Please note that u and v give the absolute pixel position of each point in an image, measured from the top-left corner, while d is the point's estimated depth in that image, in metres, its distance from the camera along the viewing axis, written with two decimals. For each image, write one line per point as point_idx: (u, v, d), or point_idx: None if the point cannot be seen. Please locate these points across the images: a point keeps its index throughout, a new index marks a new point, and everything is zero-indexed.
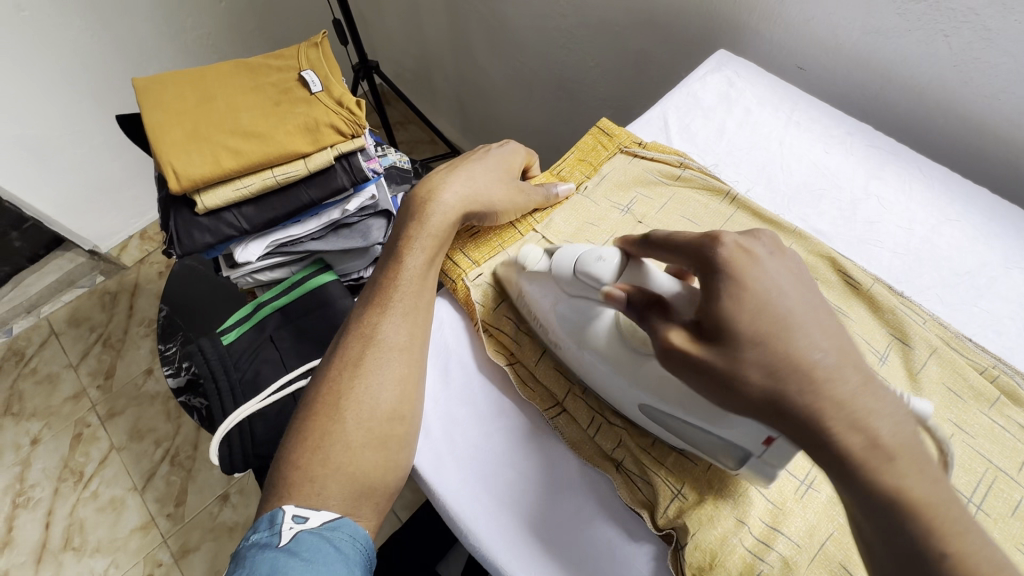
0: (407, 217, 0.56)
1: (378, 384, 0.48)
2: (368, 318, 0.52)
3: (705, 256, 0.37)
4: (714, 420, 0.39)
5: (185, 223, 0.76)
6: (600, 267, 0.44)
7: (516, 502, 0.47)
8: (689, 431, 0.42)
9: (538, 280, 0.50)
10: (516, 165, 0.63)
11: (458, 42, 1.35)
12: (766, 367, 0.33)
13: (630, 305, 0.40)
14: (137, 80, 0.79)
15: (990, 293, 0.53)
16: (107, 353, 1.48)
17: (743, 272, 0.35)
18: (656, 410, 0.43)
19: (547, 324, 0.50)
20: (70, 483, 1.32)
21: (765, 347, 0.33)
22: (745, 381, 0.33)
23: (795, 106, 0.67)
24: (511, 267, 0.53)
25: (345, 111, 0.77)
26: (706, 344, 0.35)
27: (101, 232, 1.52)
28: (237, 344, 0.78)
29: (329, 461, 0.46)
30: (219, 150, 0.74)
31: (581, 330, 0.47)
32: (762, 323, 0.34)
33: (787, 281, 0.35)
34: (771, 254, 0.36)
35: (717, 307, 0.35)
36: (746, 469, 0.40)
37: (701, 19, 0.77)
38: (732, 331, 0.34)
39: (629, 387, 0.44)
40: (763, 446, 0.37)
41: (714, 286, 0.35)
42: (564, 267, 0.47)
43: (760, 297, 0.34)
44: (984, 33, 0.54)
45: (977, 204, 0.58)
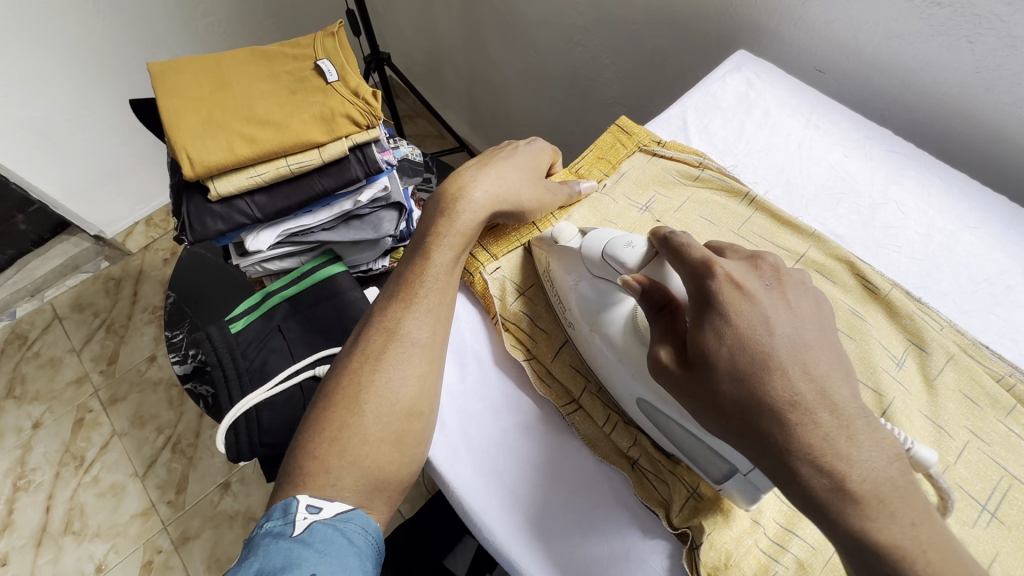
0: (434, 211, 0.56)
1: (398, 379, 0.48)
2: (391, 311, 0.52)
3: (698, 286, 0.37)
4: (696, 425, 0.40)
5: (198, 209, 0.76)
6: (623, 254, 0.44)
7: (531, 499, 0.47)
8: (676, 432, 0.43)
9: (564, 257, 0.50)
10: (543, 164, 0.63)
11: (471, 36, 1.34)
12: (740, 399, 0.34)
13: (642, 294, 0.40)
14: (154, 64, 0.78)
15: (1008, 302, 0.53)
16: (110, 339, 1.47)
17: (732, 310, 0.35)
18: (650, 408, 0.44)
19: (566, 303, 0.50)
20: (71, 468, 1.32)
21: (743, 381, 0.34)
22: (719, 409, 0.35)
23: (815, 108, 0.67)
24: (543, 244, 0.53)
25: (361, 101, 0.76)
26: (689, 368, 0.36)
27: (107, 217, 1.51)
28: (245, 333, 0.78)
29: (345, 452, 0.46)
30: (234, 137, 0.73)
31: (596, 312, 0.47)
32: (745, 358, 0.34)
33: (780, 318, 0.35)
34: (768, 290, 0.36)
35: (701, 338, 0.36)
36: (730, 486, 0.40)
37: (721, 19, 0.76)
38: (713, 364, 0.35)
39: (631, 380, 0.44)
40: (750, 465, 0.38)
41: (701, 318, 0.36)
42: (594, 249, 0.47)
43: (744, 333, 0.35)
44: (1008, 40, 0.54)
45: (996, 212, 0.58)
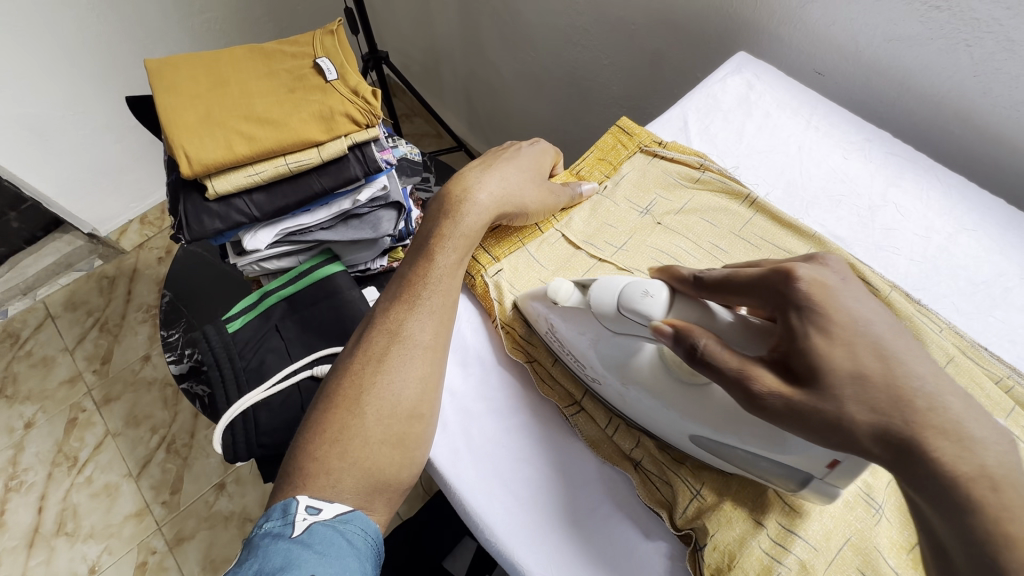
0: (438, 213, 0.56)
1: (401, 382, 0.48)
2: (394, 313, 0.52)
3: (784, 292, 0.36)
4: (775, 446, 0.38)
5: (195, 208, 0.75)
6: (647, 306, 0.41)
7: (533, 499, 0.47)
8: (741, 456, 0.41)
9: (573, 316, 0.47)
10: (545, 166, 0.63)
11: (470, 36, 1.34)
12: (867, 403, 0.32)
13: (679, 342, 0.38)
14: (150, 61, 0.78)
15: (1006, 304, 0.54)
16: (104, 338, 1.46)
17: (827, 308, 0.34)
18: (709, 441, 0.42)
19: (582, 358, 0.48)
20: (64, 468, 1.31)
21: (862, 383, 0.32)
22: (851, 423, 0.32)
23: (815, 110, 0.67)
24: (535, 299, 0.51)
25: (360, 100, 0.76)
26: (798, 385, 0.34)
27: (101, 215, 1.50)
28: (242, 333, 0.77)
29: (346, 453, 0.45)
30: (232, 135, 0.73)
31: (625, 367, 0.45)
32: (861, 358, 0.33)
33: (873, 310, 0.34)
34: (845, 281, 0.36)
35: (808, 346, 0.34)
36: (807, 490, 0.40)
37: (721, 21, 0.76)
38: (827, 370, 0.33)
39: (681, 420, 0.43)
40: (827, 469, 0.37)
41: (802, 323, 0.34)
42: (606, 302, 0.44)
43: (847, 329, 0.34)
44: (1007, 44, 0.54)
45: (994, 215, 0.58)
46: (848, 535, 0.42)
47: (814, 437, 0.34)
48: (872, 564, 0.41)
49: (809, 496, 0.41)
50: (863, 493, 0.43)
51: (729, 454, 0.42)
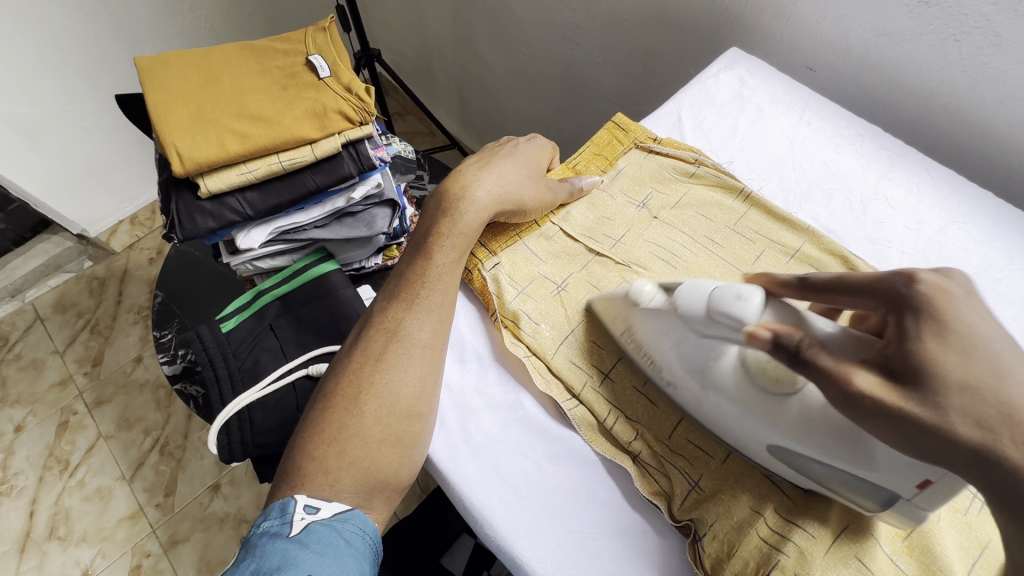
0: (435, 211, 0.56)
1: (401, 382, 0.48)
2: (392, 312, 0.51)
3: (902, 294, 0.35)
4: (862, 461, 0.37)
5: (188, 207, 0.74)
6: (740, 306, 0.40)
7: (532, 492, 0.47)
8: (822, 472, 0.39)
9: (654, 317, 0.47)
10: (542, 161, 0.63)
11: (463, 33, 1.33)
12: (972, 416, 0.31)
13: (778, 344, 0.37)
14: (140, 58, 0.77)
15: (995, 295, 0.55)
16: (94, 340, 1.44)
17: (943, 314, 0.33)
18: (789, 453, 0.40)
19: (661, 363, 0.47)
20: (55, 471, 1.29)
21: (972, 393, 0.31)
22: (952, 432, 0.31)
23: (807, 105, 0.67)
24: (615, 301, 0.50)
25: (354, 97, 0.76)
26: (903, 388, 0.33)
27: (90, 216, 1.48)
28: (236, 332, 0.78)
29: (344, 453, 0.45)
30: (225, 133, 0.72)
31: (707, 373, 0.43)
32: (976, 367, 0.32)
33: (990, 323, 0.34)
34: (970, 296, 0.34)
35: (920, 349, 0.33)
36: (888, 512, 0.39)
37: (712, 18, 0.77)
38: (933, 376, 0.32)
39: (759, 430, 0.41)
40: (916, 490, 0.36)
41: (914, 325, 0.34)
42: (694, 304, 0.43)
43: (962, 338, 0.33)
44: (994, 39, 0.55)
45: (983, 208, 0.59)
46: (844, 524, 0.42)
47: (907, 443, 0.33)
48: (867, 552, 0.41)
49: (890, 517, 0.40)
50: None
51: (811, 469, 0.40)
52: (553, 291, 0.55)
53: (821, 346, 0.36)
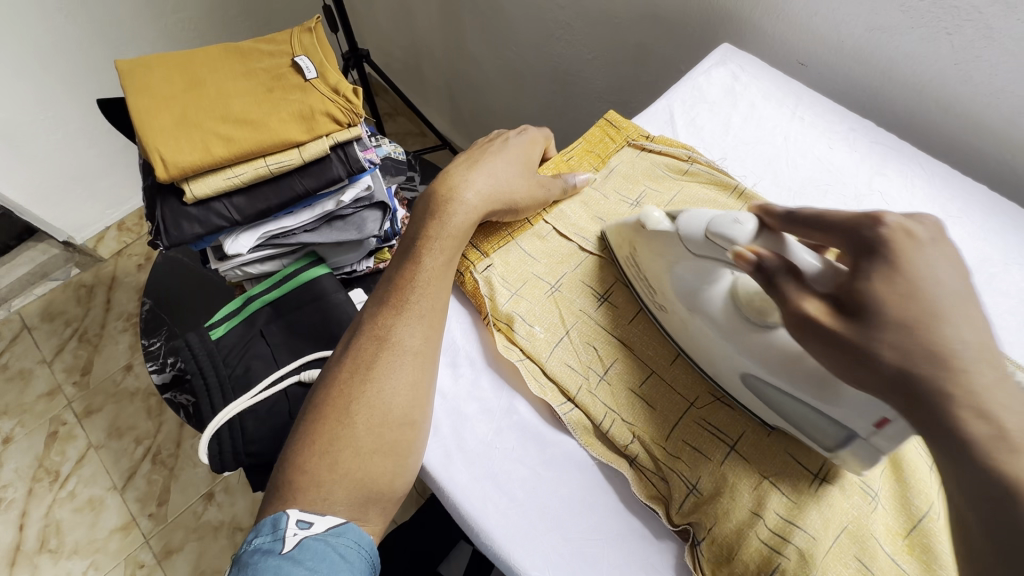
0: (426, 215, 0.55)
1: (394, 389, 0.47)
2: (383, 319, 0.50)
3: (865, 235, 0.36)
4: (823, 391, 0.39)
5: (173, 212, 0.73)
6: (737, 230, 0.42)
7: (529, 500, 0.46)
8: (791, 407, 0.42)
9: (655, 239, 0.49)
10: (534, 157, 0.62)
11: (452, 32, 1.32)
12: (901, 349, 0.33)
13: (758, 268, 0.39)
14: (122, 62, 0.75)
15: (990, 289, 0.55)
16: (83, 349, 1.42)
17: (905, 255, 0.34)
18: (760, 383, 0.44)
19: (656, 286, 0.50)
20: (45, 483, 1.27)
21: (907, 330, 0.33)
22: (877, 360, 0.33)
23: (800, 101, 0.67)
24: (624, 229, 0.52)
25: (342, 98, 0.74)
26: (847, 320, 0.35)
27: (76, 223, 1.46)
28: (226, 339, 0.76)
29: (336, 465, 0.44)
30: (210, 137, 0.71)
31: (697, 295, 0.47)
32: (916, 308, 0.33)
33: (947, 269, 0.34)
34: (935, 240, 0.35)
35: (868, 288, 0.34)
36: (844, 453, 0.41)
37: (704, 12, 0.76)
38: (878, 312, 0.33)
39: (737, 355, 0.44)
40: (873, 429, 0.38)
41: (867, 266, 0.35)
42: (694, 229, 0.46)
43: (914, 280, 0.34)
44: (986, 32, 0.55)
45: (977, 202, 0.58)
46: (845, 524, 0.42)
47: (839, 367, 0.35)
48: (867, 551, 0.41)
49: (845, 460, 0.42)
50: (860, 481, 0.43)
51: (780, 404, 0.43)
52: (547, 292, 0.54)
53: (795, 274, 0.38)
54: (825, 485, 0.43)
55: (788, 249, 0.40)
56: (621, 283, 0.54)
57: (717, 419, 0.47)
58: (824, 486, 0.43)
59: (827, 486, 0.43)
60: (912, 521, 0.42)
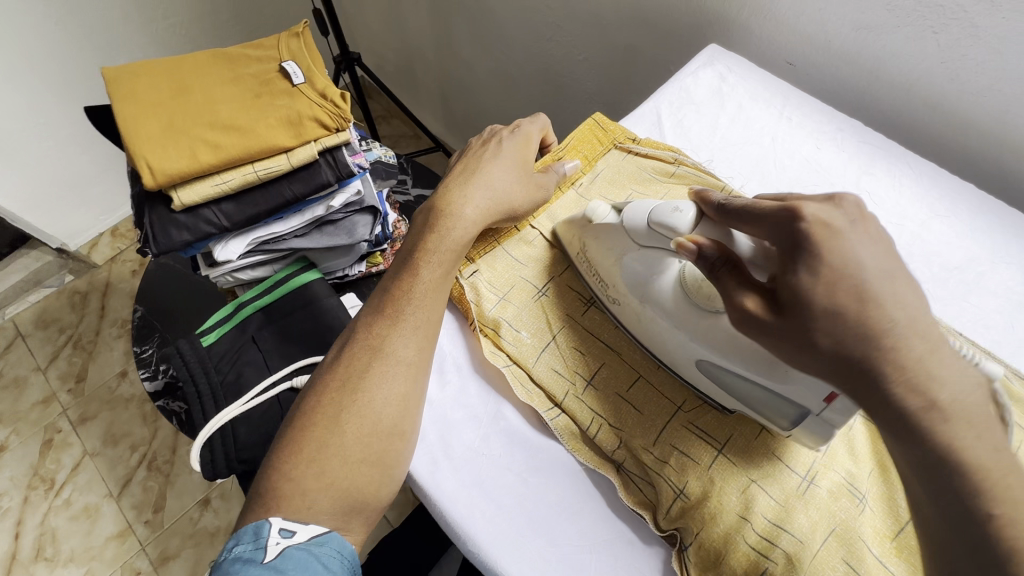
0: (423, 227, 0.54)
1: (385, 399, 0.46)
2: (376, 327, 0.49)
3: (788, 230, 0.37)
4: (772, 373, 0.41)
5: (161, 219, 0.73)
6: (676, 220, 0.45)
7: (516, 506, 0.46)
8: (746, 389, 0.44)
9: (603, 234, 0.51)
10: (528, 155, 0.59)
11: (443, 34, 1.32)
12: (834, 338, 0.34)
13: (700, 256, 0.41)
14: (108, 69, 0.75)
15: (978, 288, 0.55)
16: (78, 356, 1.42)
17: (826, 247, 0.35)
18: (714, 367, 0.45)
19: (609, 279, 0.51)
20: (41, 491, 1.27)
21: (836, 320, 0.34)
22: (815, 350, 0.35)
23: (787, 101, 0.67)
24: (571, 226, 0.54)
25: (329, 103, 0.74)
26: (781, 314, 0.36)
27: (70, 230, 1.46)
28: (218, 347, 0.76)
29: (323, 474, 0.43)
30: (197, 144, 0.70)
31: (650, 285, 0.49)
32: (841, 297, 0.34)
33: (869, 253, 0.35)
34: (853, 226, 0.35)
35: (796, 283, 0.35)
36: (798, 430, 0.42)
37: (693, 12, 0.76)
38: (808, 306, 0.34)
39: (690, 342, 0.46)
40: (823, 403, 0.39)
41: (792, 260, 0.36)
42: (639, 220, 0.48)
43: (838, 269, 0.34)
44: (972, 30, 0.54)
45: (965, 201, 0.58)
46: (833, 527, 0.42)
47: (786, 359, 0.37)
48: (856, 555, 0.41)
49: (800, 436, 0.43)
50: (847, 483, 0.43)
51: (734, 387, 0.44)
52: (535, 296, 0.54)
53: (734, 266, 0.40)
54: (812, 488, 0.43)
55: (733, 243, 0.43)
56: None
57: (705, 422, 0.47)
58: (811, 489, 0.43)
59: (814, 489, 0.43)
60: (898, 523, 0.42)
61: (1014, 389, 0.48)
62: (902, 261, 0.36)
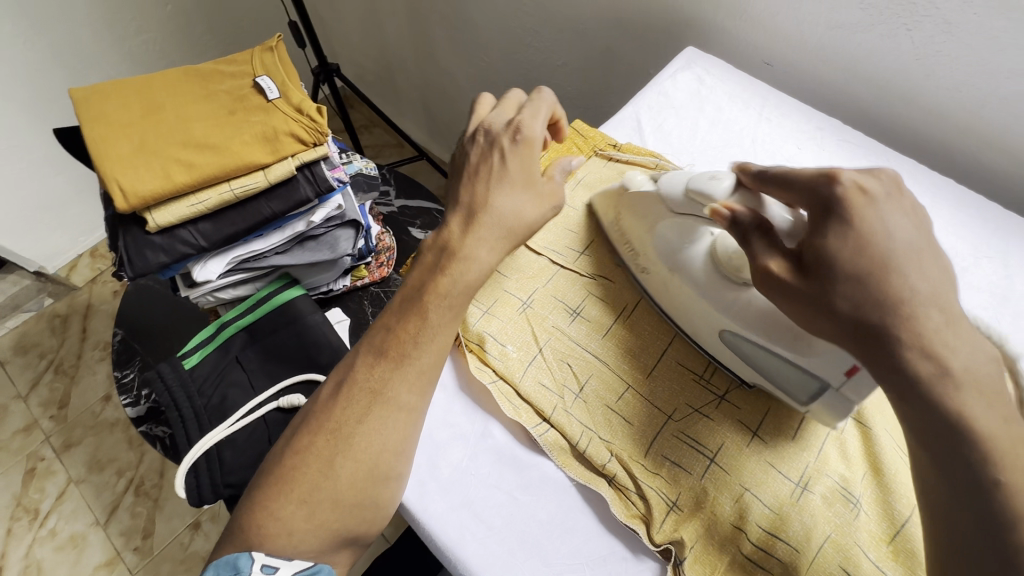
0: (430, 270, 0.49)
1: (382, 445, 0.43)
2: (379, 370, 0.45)
3: (823, 192, 0.38)
4: (799, 346, 0.42)
5: (136, 242, 0.71)
6: (712, 185, 0.45)
7: (507, 527, 0.45)
8: (767, 362, 0.45)
9: (637, 205, 0.53)
10: (536, 165, 0.50)
11: (422, 43, 1.31)
12: (854, 301, 0.35)
13: (733, 222, 0.43)
14: (75, 90, 0.73)
15: (963, 284, 0.54)
16: (59, 381, 1.39)
17: (856, 211, 0.37)
18: (738, 338, 0.46)
19: (640, 249, 0.53)
20: (24, 522, 1.23)
21: (860, 282, 0.35)
22: (832, 311, 0.36)
23: (766, 101, 0.67)
24: (613, 195, 0.56)
25: (305, 117, 0.73)
26: (804, 276, 0.38)
27: (47, 252, 1.43)
28: (200, 368, 0.74)
29: (313, 516, 0.42)
30: (170, 163, 0.69)
31: (681, 253, 0.51)
32: (865, 261, 0.35)
33: (901, 221, 0.36)
34: (890, 196, 0.37)
35: (824, 245, 0.37)
36: (816, 406, 0.43)
37: (668, 15, 0.76)
38: (833, 265, 0.36)
39: (716, 313, 0.47)
40: (844, 377, 0.40)
41: (825, 222, 0.38)
42: (675, 188, 0.49)
43: (865, 233, 0.36)
44: (944, 27, 0.55)
45: (945, 196, 0.59)
46: (829, 533, 0.41)
47: (800, 321, 0.39)
48: (852, 562, 0.40)
49: (818, 414, 0.43)
50: (841, 488, 0.43)
51: (755, 359, 0.45)
52: (519, 309, 0.53)
53: (767, 232, 0.41)
54: (806, 493, 0.43)
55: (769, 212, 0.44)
56: (592, 297, 0.53)
57: (696, 432, 0.46)
58: (805, 495, 0.43)
59: (807, 495, 0.43)
60: (894, 526, 0.42)
61: None
62: (931, 238, 0.37)
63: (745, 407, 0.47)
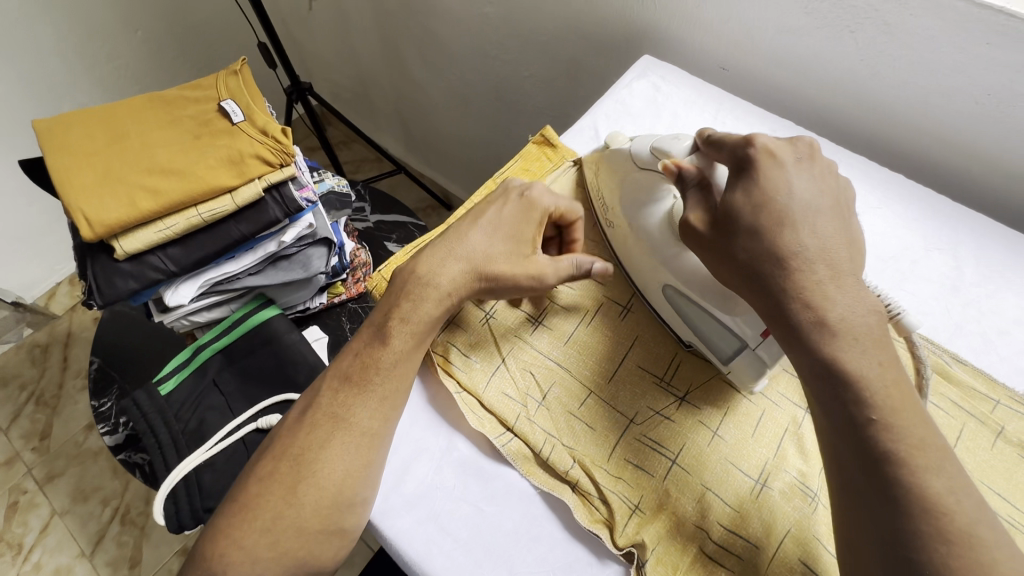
0: (396, 296, 0.48)
1: (345, 471, 0.43)
2: (342, 396, 0.45)
3: (740, 154, 0.43)
4: (727, 304, 0.46)
5: (104, 270, 0.70)
6: (673, 144, 0.49)
7: (474, 538, 0.45)
8: (700, 320, 0.48)
9: (613, 160, 0.56)
10: (523, 231, 0.50)
11: (393, 59, 1.32)
12: (749, 249, 0.41)
13: (679, 177, 0.47)
14: (38, 121, 0.73)
15: (914, 276, 0.56)
16: (41, 413, 1.37)
17: (764, 172, 0.42)
18: (678, 294, 0.49)
19: (609, 204, 0.56)
20: (8, 558, 1.22)
21: (757, 236, 0.40)
22: (733, 259, 0.41)
23: (721, 105, 0.68)
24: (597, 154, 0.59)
25: (270, 139, 0.73)
26: (714, 227, 0.43)
27: (25, 282, 1.41)
28: (177, 394, 0.74)
29: (277, 544, 0.42)
30: (135, 191, 0.69)
31: (642, 209, 0.53)
32: (763, 215, 0.40)
33: (805, 179, 0.42)
34: (799, 161, 0.42)
35: (729, 200, 0.42)
36: (733, 366, 0.46)
37: (626, 24, 0.77)
38: (736, 217, 0.41)
39: (659, 267, 0.50)
40: (760, 337, 0.44)
41: (736, 181, 0.43)
42: (643, 147, 0.52)
43: (767, 191, 0.41)
44: (884, 28, 0.56)
45: (895, 192, 0.60)
46: (788, 528, 0.43)
47: (712, 267, 0.44)
48: (811, 555, 0.41)
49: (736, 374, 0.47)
50: (799, 483, 0.44)
51: (692, 321, 0.49)
52: (484, 321, 0.53)
53: (705, 187, 0.45)
54: (765, 490, 0.44)
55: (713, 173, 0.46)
56: (555, 306, 0.54)
57: (657, 434, 0.47)
58: (764, 492, 0.44)
59: (766, 492, 0.44)
60: None
61: (952, 372, 0.50)
62: (833, 197, 0.42)
63: (706, 406, 0.48)
